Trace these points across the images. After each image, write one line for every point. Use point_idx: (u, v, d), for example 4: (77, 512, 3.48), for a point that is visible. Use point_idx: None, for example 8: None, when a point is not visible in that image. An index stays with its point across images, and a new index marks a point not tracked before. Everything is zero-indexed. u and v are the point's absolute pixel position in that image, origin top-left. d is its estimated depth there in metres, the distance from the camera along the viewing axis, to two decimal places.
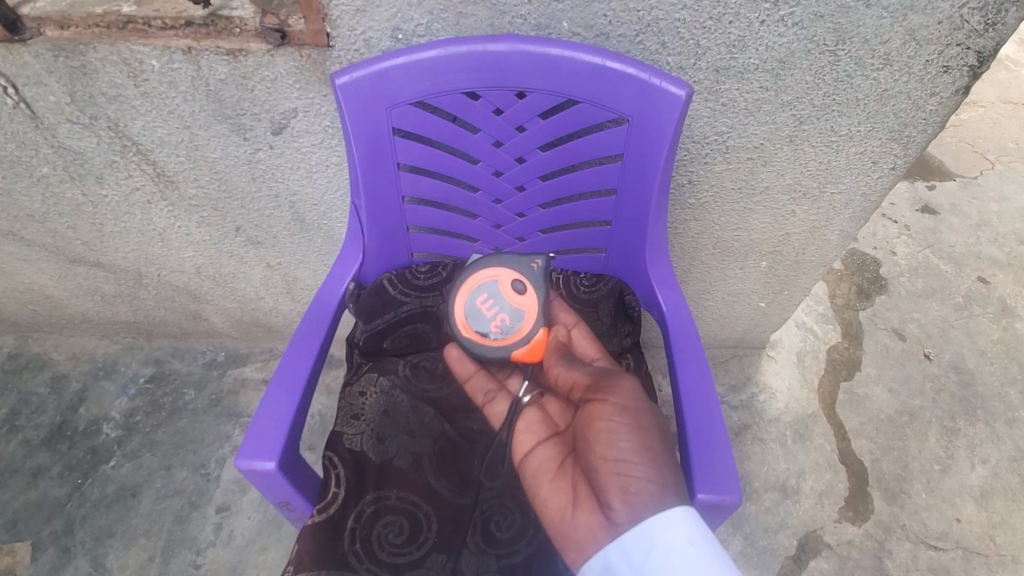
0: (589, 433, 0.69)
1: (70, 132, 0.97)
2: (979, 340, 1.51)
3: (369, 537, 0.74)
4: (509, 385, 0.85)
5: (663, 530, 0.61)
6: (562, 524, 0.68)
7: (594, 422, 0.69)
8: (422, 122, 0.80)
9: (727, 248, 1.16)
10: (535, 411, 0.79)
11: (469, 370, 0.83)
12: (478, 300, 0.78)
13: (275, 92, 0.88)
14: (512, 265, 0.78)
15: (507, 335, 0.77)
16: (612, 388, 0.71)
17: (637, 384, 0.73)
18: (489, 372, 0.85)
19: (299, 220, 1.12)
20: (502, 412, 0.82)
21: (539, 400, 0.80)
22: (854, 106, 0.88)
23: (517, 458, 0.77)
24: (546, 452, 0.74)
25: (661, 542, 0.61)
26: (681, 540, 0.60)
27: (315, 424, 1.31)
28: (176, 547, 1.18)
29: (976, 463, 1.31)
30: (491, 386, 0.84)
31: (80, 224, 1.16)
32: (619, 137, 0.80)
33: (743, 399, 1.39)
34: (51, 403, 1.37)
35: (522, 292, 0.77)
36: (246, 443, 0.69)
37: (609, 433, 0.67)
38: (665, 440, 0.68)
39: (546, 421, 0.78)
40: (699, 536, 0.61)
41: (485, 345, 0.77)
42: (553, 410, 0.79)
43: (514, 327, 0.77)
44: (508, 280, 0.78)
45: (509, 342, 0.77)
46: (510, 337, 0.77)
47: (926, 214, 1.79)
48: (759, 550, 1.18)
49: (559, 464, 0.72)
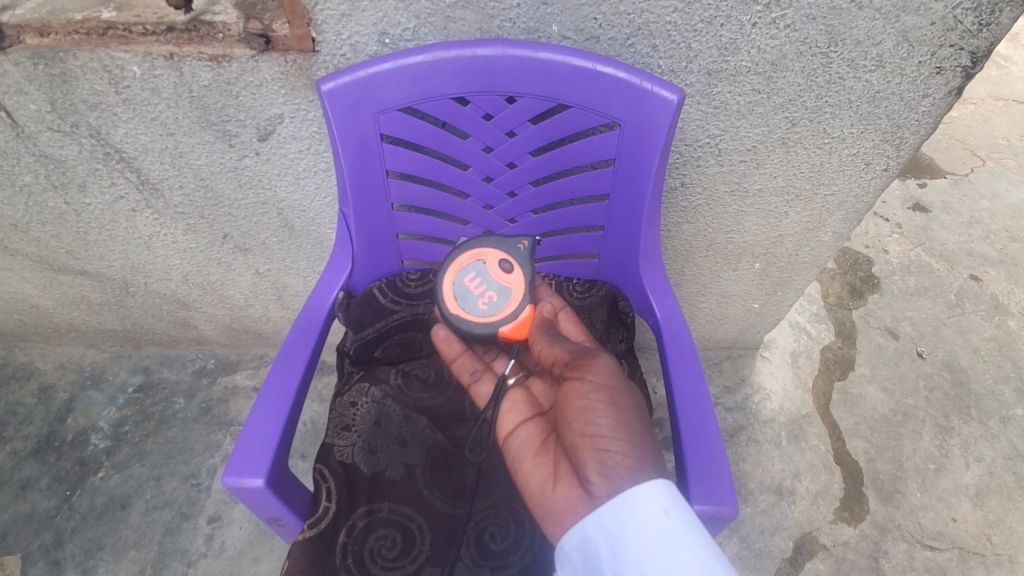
0: (566, 409, 0.66)
1: (52, 141, 0.94)
2: (971, 338, 1.51)
3: (360, 552, 0.73)
4: (495, 366, 0.82)
5: (640, 503, 0.60)
6: (540, 494, 0.67)
7: (571, 399, 0.66)
8: (411, 128, 0.79)
9: (720, 250, 1.16)
10: (521, 391, 0.76)
11: (455, 351, 0.81)
12: (465, 280, 0.77)
13: (260, 98, 0.86)
14: (499, 245, 0.77)
15: (494, 312, 0.75)
16: (588, 365, 0.68)
17: (615, 360, 0.70)
18: (475, 352, 0.83)
19: (287, 226, 1.10)
20: (488, 392, 0.80)
21: (524, 381, 0.77)
22: (847, 109, 0.88)
23: (501, 436, 0.75)
24: (529, 431, 0.72)
25: (637, 514, 0.59)
26: (655, 510, 0.59)
27: (307, 432, 1.30)
28: (167, 559, 1.16)
29: (970, 462, 1.31)
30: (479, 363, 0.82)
31: (64, 233, 1.13)
32: (611, 142, 0.79)
33: (738, 400, 1.39)
34: (38, 414, 1.34)
35: (508, 271, 0.76)
36: (233, 459, 0.67)
37: (586, 409, 0.65)
38: (643, 415, 0.66)
39: (531, 400, 0.75)
40: (674, 507, 0.60)
41: (472, 321, 0.75)
42: (537, 392, 0.76)
43: (500, 305, 0.75)
44: (495, 259, 0.77)
45: (497, 318, 0.75)
46: (493, 314, 0.75)
47: (917, 212, 1.80)
48: (756, 553, 1.18)
49: (542, 441, 0.70)
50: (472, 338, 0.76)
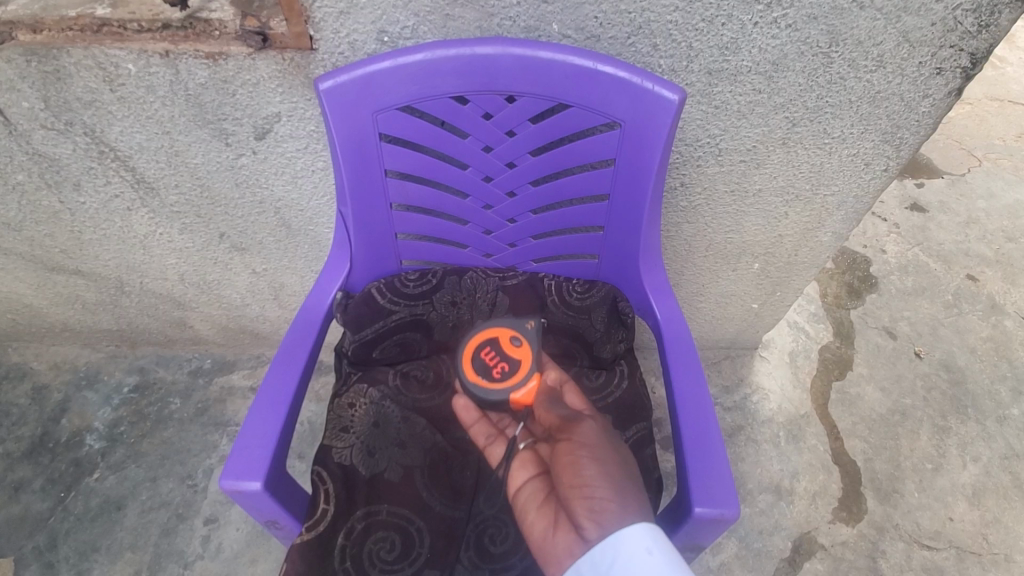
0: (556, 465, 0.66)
1: (45, 139, 0.93)
2: (968, 337, 1.52)
3: (359, 554, 0.72)
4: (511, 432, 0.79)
5: (622, 544, 0.58)
6: (537, 543, 0.65)
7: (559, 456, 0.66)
8: (410, 128, 0.78)
9: (720, 251, 1.15)
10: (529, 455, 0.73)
11: (472, 418, 0.80)
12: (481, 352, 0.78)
13: (258, 97, 0.86)
14: (509, 323, 0.81)
15: (506, 380, 0.76)
16: (572, 427, 0.68)
17: (601, 424, 0.71)
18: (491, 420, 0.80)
19: (284, 226, 1.09)
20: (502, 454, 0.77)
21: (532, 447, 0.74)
22: (848, 109, 0.87)
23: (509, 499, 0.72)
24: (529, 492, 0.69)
25: (621, 555, 0.57)
26: (638, 548, 0.58)
27: (304, 433, 1.29)
28: (163, 561, 1.15)
29: (967, 462, 1.31)
30: (492, 428, 0.80)
31: (58, 232, 1.12)
32: (611, 142, 0.78)
33: (737, 400, 1.39)
34: (32, 414, 1.33)
35: (518, 345, 0.78)
36: (230, 462, 0.66)
37: (572, 463, 0.64)
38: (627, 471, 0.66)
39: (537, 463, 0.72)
40: (656, 544, 0.59)
41: (486, 388, 0.76)
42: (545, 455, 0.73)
43: (510, 374, 0.76)
44: (506, 336, 0.79)
45: (509, 386, 0.75)
46: (504, 381, 0.76)
47: (914, 212, 1.80)
48: (754, 553, 1.18)
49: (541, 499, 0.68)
50: (486, 402, 0.76)
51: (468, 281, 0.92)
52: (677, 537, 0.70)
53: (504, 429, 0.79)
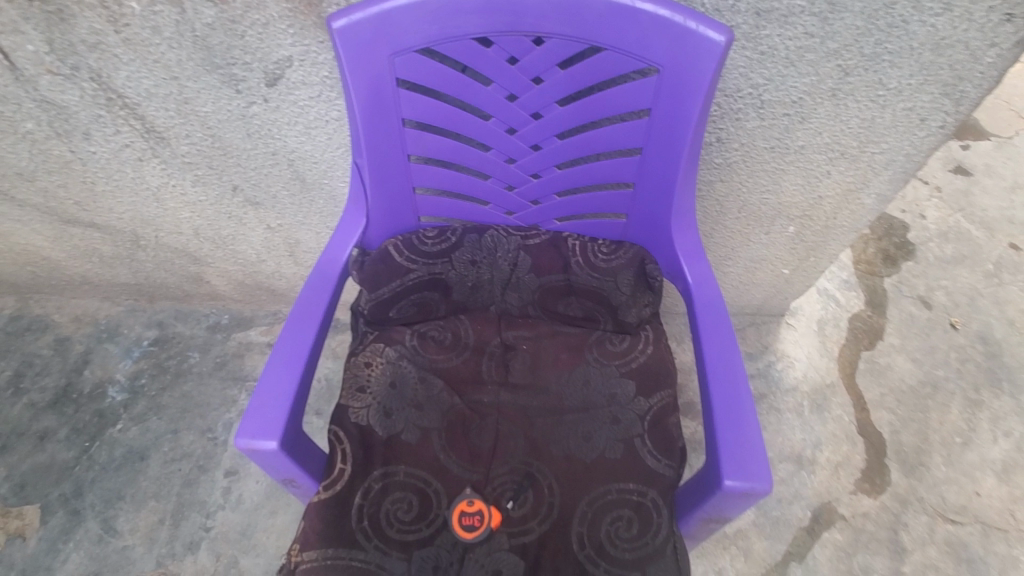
0: (583, 445, 0.77)
1: (52, 85, 0.90)
2: (1008, 309, 1.45)
3: (376, 514, 0.70)
4: (511, 431, 0.79)
5: None
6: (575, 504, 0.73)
7: (581, 440, 0.78)
8: (429, 73, 0.72)
9: (754, 212, 1.09)
10: (544, 442, 0.78)
11: (453, 463, 0.75)
12: (466, 521, 0.71)
13: (268, 39, 0.80)
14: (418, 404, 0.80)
15: (466, 521, 0.71)
16: (590, 417, 0.79)
17: (612, 407, 0.80)
18: (485, 437, 0.78)
19: (299, 179, 1.05)
20: (511, 446, 0.77)
21: (545, 439, 0.78)
22: (906, 56, 0.79)
23: (534, 465, 0.76)
24: (559, 466, 0.75)
25: None
26: None
27: (321, 389, 1.29)
28: (185, 510, 1.17)
29: (998, 437, 1.27)
30: (491, 443, 0.78)
31: (71, 183, 1.10)
32: (647, 90, 0.72)
33: (760, 367, 1.35)
34: (55, 365, 1.35)
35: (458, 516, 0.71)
36: (246, 420, 0.64)
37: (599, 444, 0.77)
38: (637, 443, 0.77)
39: (562, 445, 0.77)
40: None
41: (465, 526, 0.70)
42: (568, 442, 0.77)
43: (468, 523, 0.70)
44: (432, 406, 0.80)
45: (470, 523, 0.71)
46: (472, 522, 0.71)
47: (958, 176, 1.71)
48: (772, 521, 1.16)
49: (571, 468, 0.75)
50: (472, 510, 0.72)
51: (488, 240, 0.89)
52: (703, 508, 0.67)
53: (506, 427, 0.79)
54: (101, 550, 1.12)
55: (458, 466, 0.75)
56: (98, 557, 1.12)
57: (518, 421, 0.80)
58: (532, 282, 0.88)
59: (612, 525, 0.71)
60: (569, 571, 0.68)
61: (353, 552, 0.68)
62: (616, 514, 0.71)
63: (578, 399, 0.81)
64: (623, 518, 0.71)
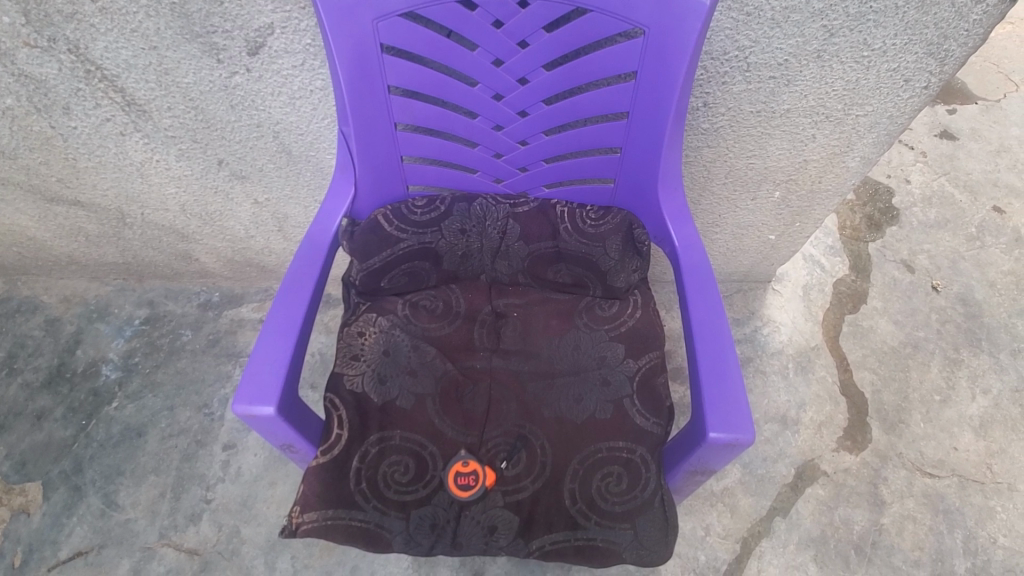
0: (573, 407, 0.79)
1: (30, 58, 0.88)
2: (989, 271, 1.48)
3: (374, 477, 0.73)
4: (504, 395, 0.80)
5: None
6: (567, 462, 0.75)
7: (571, 402, 0.79)
8: (414, 38, 0.72)
9: (740, 177, 1.10)
10: (536, 404, 0.80)
11: (448, 426, 0.77)
12: (463, 481, 0.73)
13: (248, 6, 0.79)
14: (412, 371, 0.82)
15: (462, 480, 0.73)
16: (580, 381, 0.81)
17: (602, 370, 0.82)
18: (478, 401, 0.80)
19: (284, 151, 1.04)
20: (505, 409, 0.79)
21: (537, 402, 0.80)
22: (892, 16, 0.80)
23: (526, 427, 0.78)
24: (551, 427, 0.77)
25: None
26: None
27: (315, 363, 1.30)
28: (186, 483, 1.19)
29: (976, 394, 1.31)
30: (485, 407, 0.79)
31: (52, 160, 1.08)
32: (633, 52, 0.72)
33: (747, 332, 1.38)
34: (48, 346, 1.35)
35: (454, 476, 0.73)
36: (242, 387, 0.65)
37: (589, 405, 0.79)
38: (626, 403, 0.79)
39: (553, 407, 0.79)
40: None
41: (461, 486, 0.72)
42: (559, 404, 0.79)
43: (464, 483, 0.73)
44: (424, 372, 0.81)
45: (466, 482, 0.73)
46: (468, 482, 0.73)
47: (944, 140, 1.72)
48: (757, 478, 1.20)
49: (562, 429, 0.77)
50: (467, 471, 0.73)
51: (478, 208, 0.88)
52: (689, 461, 0.70)
53: (498, 391, 0.81)
54: (104, 524, 1.14)
55: (453, 429, 0.77)
56: (102, 530, 1.14)
57: (511, 385, 0.81)
58: (521, 250, 0.88)
59: (602, 481, 0.73)
60: (562, 524, 0.72)
61: (353, 512, 0.71)
62: (607, 470, 0.74)
63: (569, 363, 0.83)
64: (613, 474, 0.74)
